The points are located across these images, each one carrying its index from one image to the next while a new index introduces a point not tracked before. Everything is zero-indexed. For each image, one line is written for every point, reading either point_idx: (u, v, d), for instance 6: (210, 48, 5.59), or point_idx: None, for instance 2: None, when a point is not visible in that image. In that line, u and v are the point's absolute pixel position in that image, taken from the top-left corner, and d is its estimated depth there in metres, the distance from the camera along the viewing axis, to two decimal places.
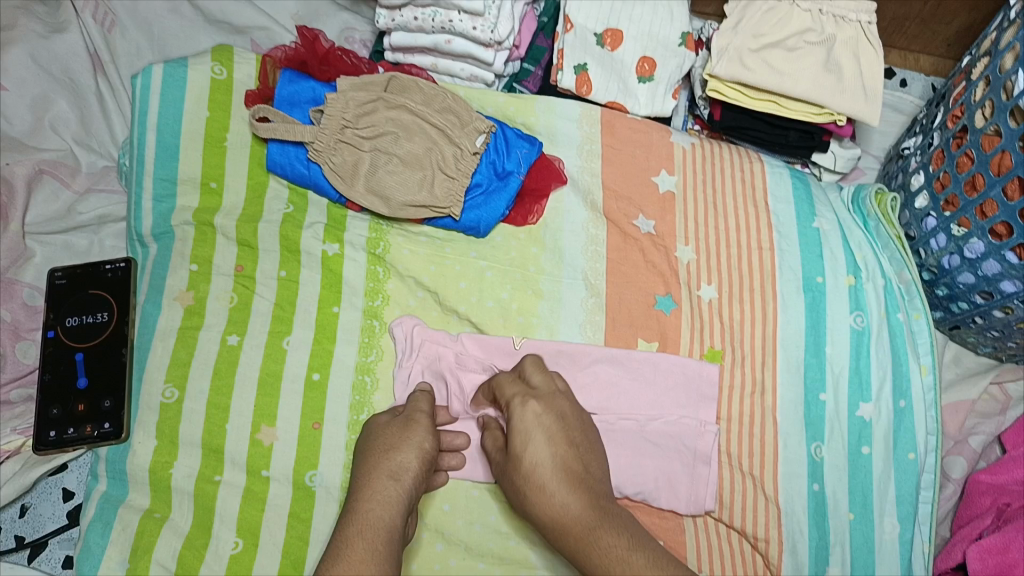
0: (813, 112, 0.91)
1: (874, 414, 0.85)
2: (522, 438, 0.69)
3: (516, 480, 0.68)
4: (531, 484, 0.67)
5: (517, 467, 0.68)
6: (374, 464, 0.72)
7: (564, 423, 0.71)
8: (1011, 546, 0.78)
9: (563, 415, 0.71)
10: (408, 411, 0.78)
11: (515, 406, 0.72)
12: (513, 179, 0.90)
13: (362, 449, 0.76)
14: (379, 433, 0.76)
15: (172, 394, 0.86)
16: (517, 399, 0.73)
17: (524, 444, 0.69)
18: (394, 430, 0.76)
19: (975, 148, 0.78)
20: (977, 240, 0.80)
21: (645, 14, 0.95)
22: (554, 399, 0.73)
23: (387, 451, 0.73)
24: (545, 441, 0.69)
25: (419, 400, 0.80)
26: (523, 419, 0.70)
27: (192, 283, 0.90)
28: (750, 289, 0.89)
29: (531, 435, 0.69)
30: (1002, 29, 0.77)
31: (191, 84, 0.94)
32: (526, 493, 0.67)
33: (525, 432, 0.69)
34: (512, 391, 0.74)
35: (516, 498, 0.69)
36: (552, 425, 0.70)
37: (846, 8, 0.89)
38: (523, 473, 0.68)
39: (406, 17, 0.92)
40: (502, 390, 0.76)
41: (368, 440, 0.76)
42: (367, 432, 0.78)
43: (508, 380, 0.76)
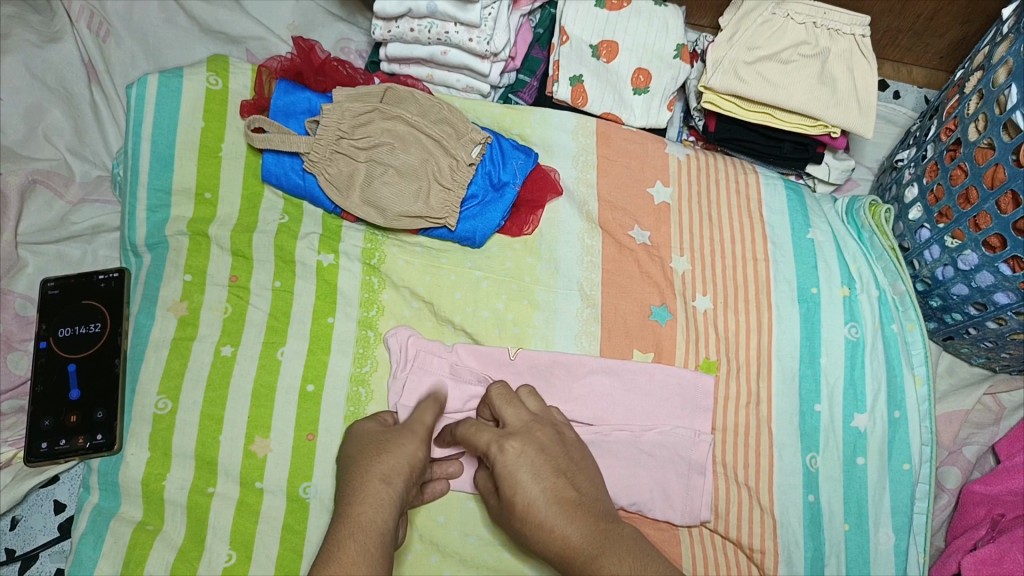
0: (809, 124, 0.91)
1: (869, 425, 0.85)
2: (508, 482, 0.66)
3: (514, 521, 0.66)
4: (530, 525, 0.65)
5: (512, 510, 0.66)
6: (364, 467, 0.69)
7: (546, 454, 0.68)
8: (1005, 557, 0.78)
9: (542, 445, 0.68)
10: (410, 423, 0.73)
11: (492, 449, 0.68)
12: (508, 190, 0.90)
13: (348, 455, 0.73)
14: (369, 440, 0.73)
15: (165, 405, 0.85)
16: (492, 446, 0.68)
17: (512, 488, 0.66)
18: (384, 437, 0.72)
19: (968, 161, 0.78)
20: (970, 252, 0.80)
21: (640, 26, 0.96)
22: (529, 431, 0.70)
23: (378, 454, 0.69)
24: (532, 478, 0.66)
25: (425, 412, 0.74)
26: (505, 463, 0.67)
27: (187, 293, 0.90)
28: (745, 300, 0.89)
29: (517, 477, 0.66)
30: (995, 44, 0.78)
31: (186, 94, 0.94)
32: (527, 531, 0.65)
33: (508, 476, 0.66)
34: (484, 439, 0.69)
35: (521, 538, 0.67)
36: (536, 462, 0.67)
37: (841, 22, 0.90)
38: (519, 514, 0.65)
39: (402, 28, 0.91)
40: (470, 442, 0.71)
41: (356, 445, 0.73)
42: (354, 437, 0.74)
43: (473, 428, 0.71)
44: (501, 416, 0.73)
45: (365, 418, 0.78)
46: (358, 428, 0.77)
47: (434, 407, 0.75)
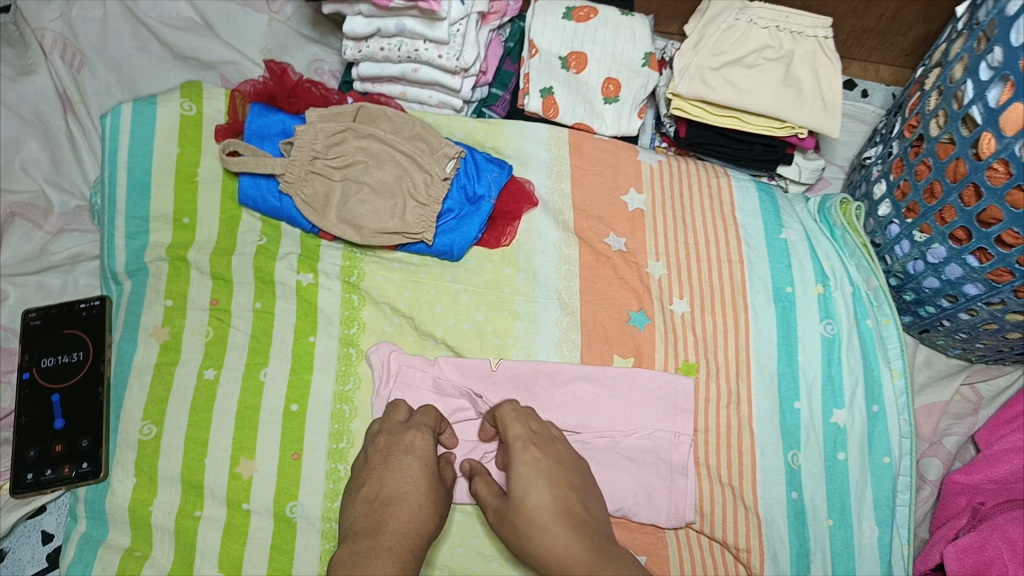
0: (776, 126, 0.93)
1: (848, 421, 0.86)
2: (522, 482, 0.68)
3: (515, 522, 0.67)
4: (533, 527, 0.65)
5: (516, 509, 0.67)
6: (415, 512, 0.70)
7: (563, 468, 0.71)
8: (986, 545, 0.79)
9: (562, 460, 0.72)
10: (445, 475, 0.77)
11: (515, 448, 0.71)
12: (483, 203, 0.91)
13: (404, 479, 0.72)
14: (427, 481, 0.73)
15: (150, 431, 0.86)
16: (518, 444, 0.72)
17: (525, 489, 0.67)
18: (440, 491, 0.73)
19: (932, 157, 0.79)
20: (938, 246, 0.82)
21: (608, 36, 0.97)
22: (552, 443, 0.74)
23: (430, 511, 0.71)
24: (545, 485, 0.68)
25: (450, 468, 0.79)
26: (524, 463, 0.70)
27: (168, 318, 0.90)
28: (721, 302, 0.91)
29: (532, 478, 0.68)
30: (951, 40, 0.80)
31: (161, 121, 0.94)
32: (527, 535, 0.66)
33: (526, 475, 0.68)
34: (513, 435, 0.73)
35: (517, 542, 0.67)
36: (552, 473, 0.69)
37: (803, 25, 0.92)
38: (523, 514, 0.66)
39: (372, 48, 0.93)
40: (504, 428, 0.75)
41: (416, 479, 0.72)
42: (414, 462, 0.73)
43: (510, 419, 0.75)
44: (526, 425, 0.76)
45: (425, 439, 0.76)
46: (419, 448, 0.75)
47: (457, 470, 0.79)
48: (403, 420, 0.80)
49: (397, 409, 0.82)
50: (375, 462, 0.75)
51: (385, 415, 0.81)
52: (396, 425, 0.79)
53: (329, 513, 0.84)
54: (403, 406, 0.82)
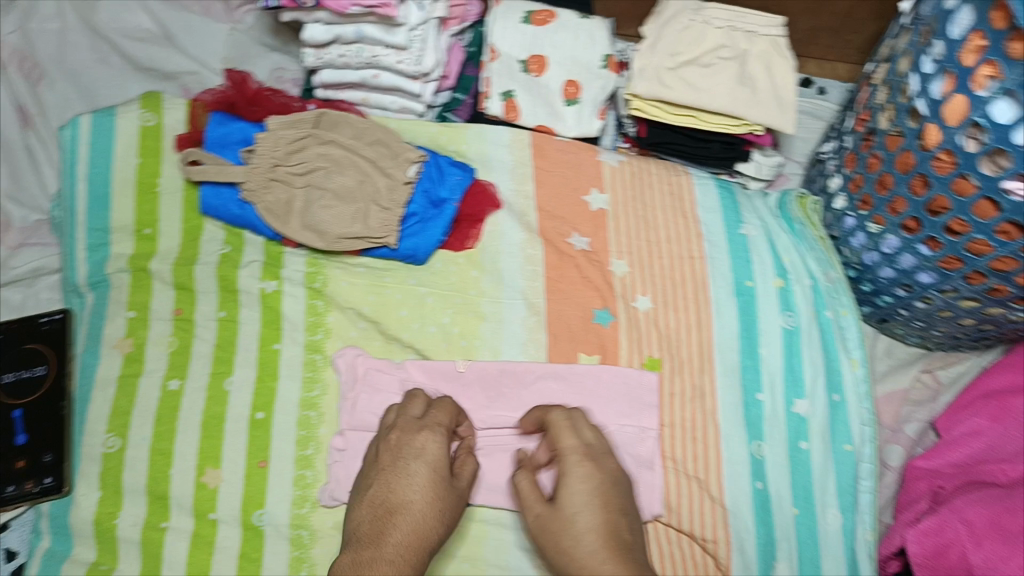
0: (731, 124, 0.94)
1: (810, 410, 0.88)
2: (572, 502, 0.68)
3: (559, 539, 0.67)
4: (576, 548, 0.66)
5: (562, 527, 0.67)
6: (417, 523, 0.69)
7: (612, 490, 0.70)
8: (945, 527, 0.81)
9: (611, 479, 0.71)
10: (457, 475, 0.76)
11: (567, 463, 0.71)
12: (447, 206, 0.92)
13: (412, 485, 0.71)
14: (434, 488, 0.72)
15: (114, 443, 0.85)
16: (572, 458, 0.71)
17: (575, 509, 0.67)
18: (449, 497, 0.73)
19: (883, 149, 0.81)
20: (891, 236, 0.84)
21: (567, 39, 0.98)
22: (604, 459, 0.73)
23: (435, 519, 0.71)
24: (594, 508, 0.68)
25: (465, 464, 0.77)
26: (575, 481, 0.69)
27: (131, 330, 0.90)
28: (683, 298, 0.92)
29: (583, 498, 0.68)
30: (896, 35, 0.82)
31: (120, 132, 0.94)
32: (569, 555, 0.66)
33: (577, 495, 0.68)
34: (567, 445, 0.73)
35: (556, 556, 0.67)
36: (605, 494, 0.69)
37: (757, 24, 0.94)
38: (569, 533, 0.67)
39: (333, 55, 0.93)
40: (556, 437, 0.74)
41: (422, 487, 0.72)
42: (421, 468, 0.73)
43: (564, 429, 0.74)
44: (580, 434, 0.75)
45: (436, 442, 0.74)
46: (429, 450, 0.74)
47: (474, 466, 0.78)
48: (416, 416, 0.78)
49: (413, 400, 0.80)
50: (385, 465, 0.74)
51: (401, 406, 0.81)
52: (409, 422, 0.77)
53: (296, 520, 0.83)
54: (419, 399, 0.80)
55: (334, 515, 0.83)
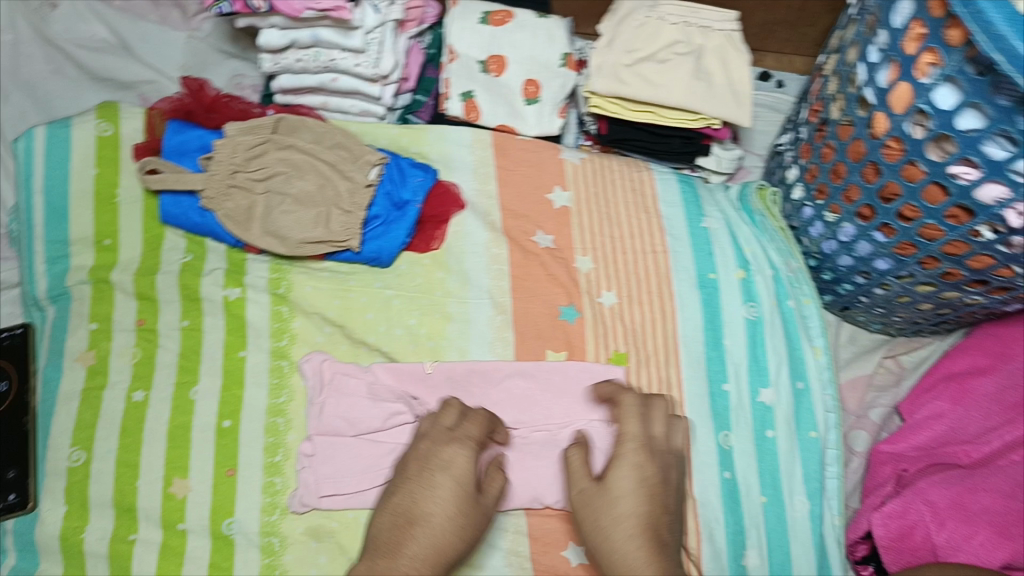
0: (689, 118, 0.95)
1: (775, 399, 0.89)
2: (622, 486, 0.69)
3: (600, 518, 0.68)
4: (615, 530, 0.67)
5: (605, 507, 0.68)
6: (435, 538, 0.67)
7: (660, 486, 0.70)
8: (909, 509, 0.83)
9: (664, 475, 0.71)
10: (484, 489, 0.73)
11: (626, 445, 0.72)
12: (410, 208, 0.92)
13: (436, 497, 0.69)
14: (458, 503, 0.69)
15: (79, 457, 0.85)
16: (633, 445, 0.72)
17: (622, 493, 0.68)
18: (474, 511, 0.70)
19: (835, 139, 0.82)
20: (848, 224, 0.85)
21: (525, 39, 0.99)
22: (663, 453, 0.73)
23: (455, 533, 0.68)
24: (640, 498, 0.68)
25: (495, 478, 0.74)
26: (629, 465, 0.70)
27: (93, 342, 0.89)
28: (648, 292, 0.93)
29: (633, 485, 0.69)
30: (844, 26, 0.83)
31: (76, 142, 0.93)
32: (606, 534, 0.67)
33: (627, 478, 0.69)
34: (632, 431, 0.73)
35: (594, 529, 0.68)
36: (654, 480, 0.70)
37: (712, 19, 0.95)
38: (611, 513, 0.68)
39: (289, 60, 0.93)
40: (623, 421, 0.75)
41: (444, 501, 0.69)
42: (446, 481, 0.70)
43: (634, 415, 0.75)
44: (647, 424, 0.75)
45: (464, 456, 0.71)
46: (456, 464, 0.71)
47: (504, 481, 0.75)
48: (449, 427, 0.75)
49: (446, 411, 0.78)
50: (410, 474, 0.72)
51: (434, 415, 0.78)
52: (440, 433, 0.75)
53: (267, 527, 0.83)
54: (453, 409, 0.77)
55: (305, 520, 0.83)
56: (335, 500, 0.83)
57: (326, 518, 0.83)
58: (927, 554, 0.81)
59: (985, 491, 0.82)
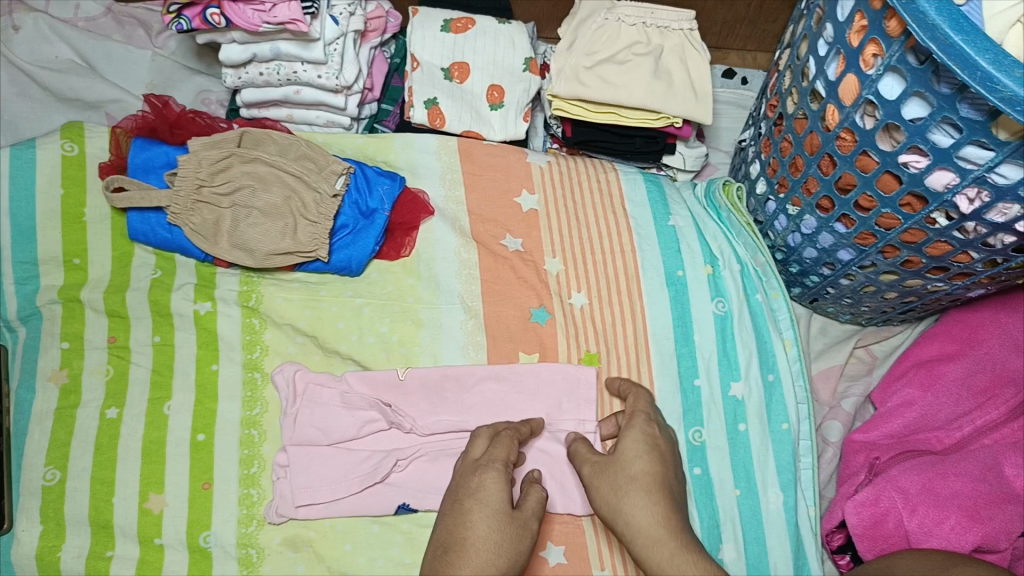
0: (652, 118, 0.96)
1: (746, 392, 0.89)
2: (634, 449, 0.76)
3: (615, 477, 0.74)
4: (632, 486, 0.73)
5: (620, 467, 0.75)
6: (476, 562, 0.66)
7: (668, 456, 0.77)
8: (881, 497, 0.83)
9: (670, 449, 0.79)
10: (522, 509, 0.73)
11: (635, 421, 0.80)
12: (377, 216, 0.92)
13: (469, 520, 0.69)
14: (492, 522, 0.69)
15: (54, 475, 0.84)
16: (642, 418, 0.80)
17: (635, 454, 0.75)
18: (511, 530, 0.69)
19: (791, 133, 0.83)
20: (809, 217, 0.86)
21: (487, 45, 1.00)
22: (667, 433, 0.81)
23: (495, 553, 0.67)
24: (651, 460, 0.75)
25: (531, 496, 0.74)
26: (640, 432, 0.78)
27: (65, 360, 0.89)
28: (617, 292, 0.93)
29: (644, 448, 0.76)
30: (795, 20, 0.83)
31: (42, 163, 0.94)
32: (623, 491, 0.72)
33: (639, 443, 0.76)
34: (640, 408, 0.82)
35: (608, 490, 0.74)
36: (664, 449, 0.78)
37: (669, 19, 0.96)
38: (626, 472, 0.74)
39: (251, 74, 0.94)
40: (632, 402, 0.83)
41: (476, 524, 0.69)
42: (476, 506, 0.70)
43: (642, 398, 0.84)
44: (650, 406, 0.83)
45: (491, 479, 0.72)
46: (485, 486, 0.71)
47: (542, 498, 0.74)
48: (478, 455, 0.77)
49: (477, 437, 0.79)
50: (445, 507, 0.72)
51: (464, 451, 0.79)
52: (470, 462, 0.76)
53: (244, 539, 0.83)
54: (480, 437, 0.79)
55: (282, 530, 0.84)
56: (312, 509, 0.83)
57: (304, 528, 0.84)
58: (900, 541, 0.82)
59: (954, 475, 0.83)
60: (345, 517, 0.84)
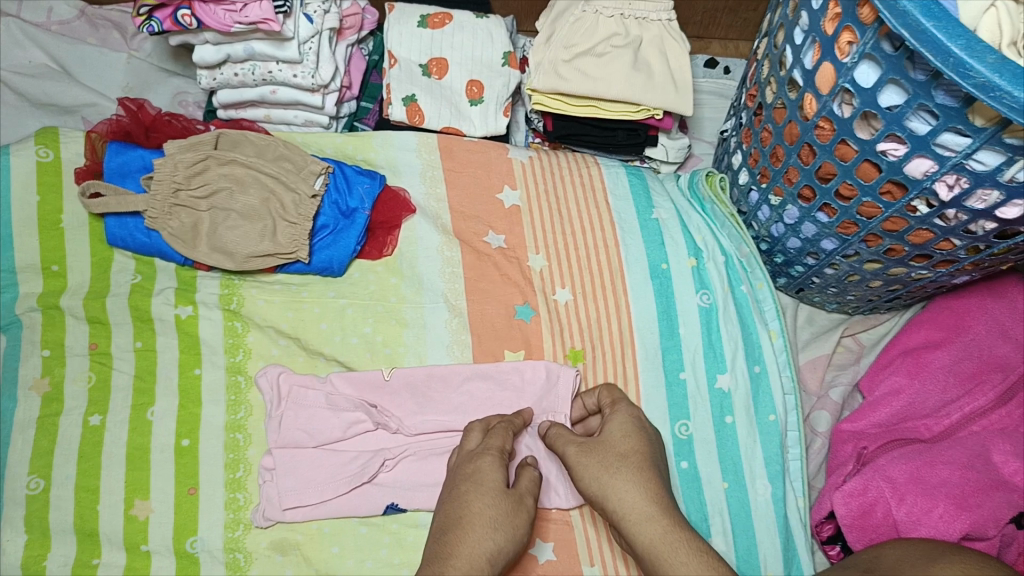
0: (632, 110, 0.95)
1: (732, 384, 0.89)
2: (620, 432, 0.78)
3: (604, 457, 0.75)
4: (622, 464, 0.74)
5: (608, 448, 0.76)
6: (476, 537, 0.68)
7: (651, 439, 0.79)
8: (869, 487, 0.83)
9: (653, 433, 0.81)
10: (518, 489, 0.74)
11: (620, 406, 0.82)
12: (358, 215, 0.92)
13: (467, 501, 0.71)
14: (489, 501, 0.71)
15: (38, 484, 0.84)
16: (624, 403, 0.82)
17: (622, 437, 0.77)
18: (507, 507, 0.71)
19: (771, 123, 0.82)
20: (792, 207, 0.85)
21: (465, 40, 0.99)
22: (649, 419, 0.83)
23: (492, 528, 0.69)
24: (637, 442, 0.77)
25: (525, 477, 0.75)
26: (624, 417, 0.80)
27: (47, 368, 0.88)
28: (601, 287, 0.93)
29: (630, 431, 0.78)
30: (772, 9, 0.82)
31: (16, 170, 0.93)
32: (614, 468, 0.74)
33: (627, 424, 0.79)
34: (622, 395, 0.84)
35: (598, 470, 0.74)
36: (649, 431, 0.80)
37: (648, 10, 0.95)
38: (614, 451, 0.76)
39: (226, 74, 0.93)
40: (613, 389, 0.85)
41: (473, 503, 0.70)
42: (471, 488, 0.72)
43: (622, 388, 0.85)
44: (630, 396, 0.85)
45: (487, 463, 0.74)
46: (482, 470, 0.73)
47: (534, 487, 0.75)
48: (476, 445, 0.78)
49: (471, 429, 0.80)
50: (444, 493, 0.74)
51: (459, 445, 0.80)
52: (467, 452, 0.77)
53: (231, 543, 0.83)
54: (475, 431, 0.79)
55: (269, 534, 0.83)
56: (299, 512, 0.82)
57: (290, 531, 0.83)
58: (889, 530, 0.82)
59: (943, 464, 0.83)
60: (332, 519, 0.83)
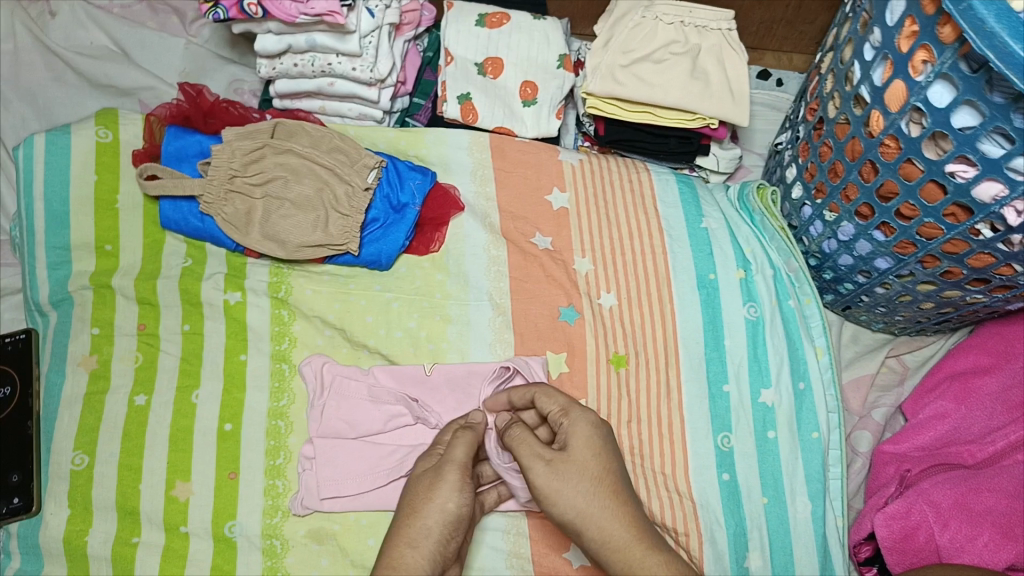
0: (687, 118, 0.95)
1: (776, 399, 0.88)
2: (587, 447, 0.69)
3: (569, 477, 0.67)
4: (592, 490, 0.67)
5: (574, 467, 0.68)
6: (402, 527, 0.67)
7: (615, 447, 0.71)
8: (912, 509, 0.82)
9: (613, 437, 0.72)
10: (444, 461, 0.70)
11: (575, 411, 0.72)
12: (408, 211, 0.92)
13: (409, 498, 0.69)
14: (420, 491, 0.69)
15: (82, 460, 0.85)
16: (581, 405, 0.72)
17: (588, 454, 0.69)
18: (426, 489, 0.69)
19: (832, 137, 0.82)
20: (847, 223, 0.84)
21: (521, 40, 0.99)
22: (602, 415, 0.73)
23: (411, 513, 0.68)
24: (602, 458, 0.69)
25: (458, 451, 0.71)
26: (581, 425, 0.70)
27: (95, 346, 0.89)
28: (647, 295, 0.92)
29: (596, 444, 0.69)
30: (840, 24, 0.82)
31: (77, 149, 0.94)
32: (592, 495, 0.67)
33: (592, 438, 0.69)
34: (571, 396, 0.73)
35: (574, 498, 0.67)
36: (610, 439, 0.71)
37: (707, 19, 0.95)
38: (586, 475, 0.67)
39: (286, 64, 0.94)
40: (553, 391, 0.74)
41: (409, 496, 0.70)
42: (411, 483, 0.71)
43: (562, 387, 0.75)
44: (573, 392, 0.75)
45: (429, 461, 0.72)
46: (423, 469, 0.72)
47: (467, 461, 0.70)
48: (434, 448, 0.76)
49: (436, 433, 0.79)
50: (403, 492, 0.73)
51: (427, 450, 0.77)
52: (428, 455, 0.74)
53: (268, 530, 0.83)
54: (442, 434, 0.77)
55: (306, 522, 0.83)
56: (336, 502, 0.83)
57: (327, 521, 0.83)
58: (930, 555, 0.81)
59: (989, 491, 0.82)
60: (370, 512, 0.83)
